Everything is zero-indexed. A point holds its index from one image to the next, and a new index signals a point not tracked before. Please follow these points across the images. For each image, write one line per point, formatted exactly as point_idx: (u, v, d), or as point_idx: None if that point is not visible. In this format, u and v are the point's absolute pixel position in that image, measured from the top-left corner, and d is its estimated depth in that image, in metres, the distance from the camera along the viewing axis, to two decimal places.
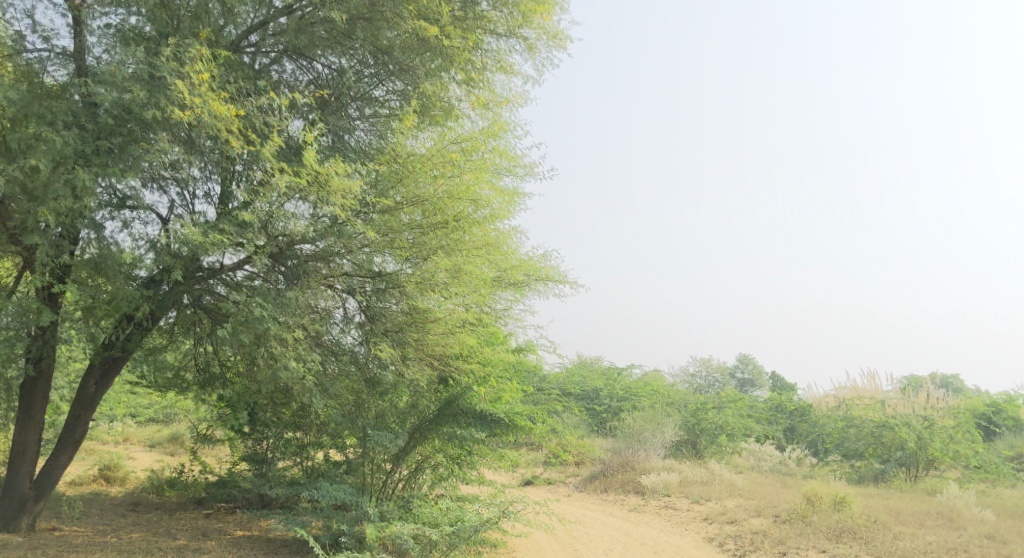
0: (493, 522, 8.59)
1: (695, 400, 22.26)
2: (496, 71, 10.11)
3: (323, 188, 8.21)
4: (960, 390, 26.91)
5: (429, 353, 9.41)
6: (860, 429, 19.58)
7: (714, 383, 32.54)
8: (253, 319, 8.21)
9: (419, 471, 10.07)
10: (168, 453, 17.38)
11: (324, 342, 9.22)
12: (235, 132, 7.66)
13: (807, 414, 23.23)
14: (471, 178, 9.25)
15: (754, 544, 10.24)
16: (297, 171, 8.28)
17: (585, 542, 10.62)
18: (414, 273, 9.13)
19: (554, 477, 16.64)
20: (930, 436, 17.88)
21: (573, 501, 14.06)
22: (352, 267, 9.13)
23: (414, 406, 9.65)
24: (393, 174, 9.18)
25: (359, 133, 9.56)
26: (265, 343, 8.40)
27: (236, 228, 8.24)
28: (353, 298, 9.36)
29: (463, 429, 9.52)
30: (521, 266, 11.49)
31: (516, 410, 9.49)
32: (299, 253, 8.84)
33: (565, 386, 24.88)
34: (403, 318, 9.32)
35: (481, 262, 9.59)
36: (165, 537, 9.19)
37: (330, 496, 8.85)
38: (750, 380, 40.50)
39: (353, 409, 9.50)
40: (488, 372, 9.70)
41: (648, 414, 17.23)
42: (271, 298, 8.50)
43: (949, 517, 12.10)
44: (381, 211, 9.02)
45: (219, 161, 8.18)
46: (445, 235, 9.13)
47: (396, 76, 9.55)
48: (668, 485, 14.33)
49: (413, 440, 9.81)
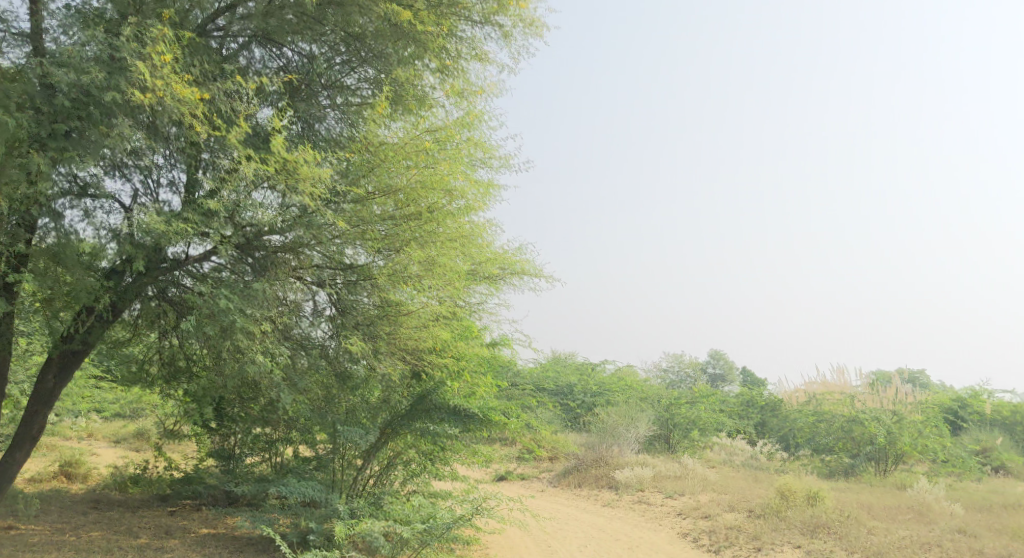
0: (466, 520, 8.43)
1: (668, 395, 22.29)
2: (472, 59, 9.93)
3: (292, 176, 7.97)
4: (925, 386, 27.39)
5: (401, 347, 9.22)
6: (830, 424, 19.65)
7: (686, 378, 32.70)
8: (218, 311, 7.95)
9: (391, 467, 9.83)
10: (133, 449, 16.98)
11: (293, 336, 9.04)
12: (200, 117, 7.45)
13: (779, 408, 23.41)
14: (445, 168, 9.01)
15: (728, 539, 10.19)
16: (265, 159, 8.04)
17: (558, 539, 10.51)
18: (386, 265, 8.95)
19: (528, 472, 16.53)
20: (899, 431, 18.05)
21: (547, 497, 13.95)
22: (323, 259, 8.92)
23: (385, 401, 9.40)
24: (363, 163, 8.97)
25: (330, 121, 9.30)
26: (231, 336, 8.12)
27: (201, 217, 7.98)
28: (323, 291, 9.15)
29: (436, 424, 9.23)
30: (496, 259, 11.37)
31: (490, 405, 9.30)
32: (267, 244, 8.60)
33: (539, 381, 24.81)
34: (374, 311, 9.16)
35: (455, 255, 9.44)
36: (126, 536, 8.91)
37: (298, 492, 8.60)
38: (721, 375, 40.79)
39: (322, 404, 9.33)
40: (462, 367, 9.46)
41: (622, 409, 17.19)
42: (237, 290, 8.23)
43: (920, 511, 12.17)
44: (353, 201, 8.85)
45: (184, 147, 7.91)
46: (418, 227, 8.95)
47: (368, 63, 9.32)
48: (642, 480, 14.28)
49: (384, 436, 9.49)
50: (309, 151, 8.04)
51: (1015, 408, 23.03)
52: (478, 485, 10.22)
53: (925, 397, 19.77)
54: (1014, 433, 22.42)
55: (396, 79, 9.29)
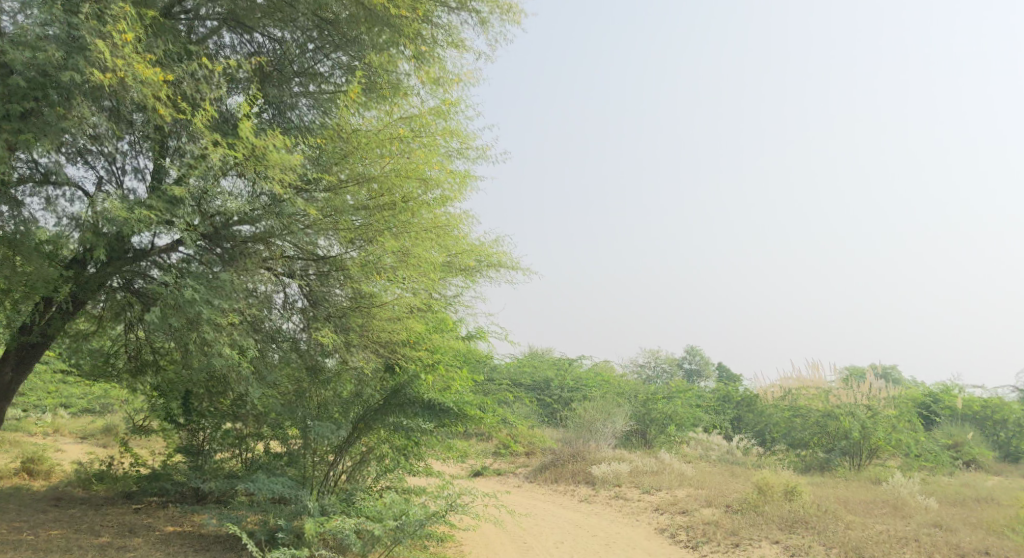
0: (439, 517, 8.25)
1: (645, 390, 22.25)
2: (448, 46, 9.70)
3: (260, 162, 7.70)
4: (898, 381, 27.65)
5: (374, 339, 9.00)
6: (805, 419, 19.63)
7: (663, 374, 32.73)
8: (184, 301, 7.68)
9: (363, 462, 9.59)
10: (100, 445, 16.57)
11: (262, 328, 8.68)
12: (163, 100, 7.21)
13: (754, 404, 23.48)
14: (422, 157, 8.82)
15: (705, 535, 10.09)
16: (232, 144, 7.77)
17: (535, 535, 10.37)
18: (359, 257, 8.74)
19: (504, 468, 16.37)
20: (873, 426, 18.13)
21: (523, 493, 13.80)
22: (295, 250, 8.70)
23: (358, 394, 9.22)
24: (335, 150, 8.75)
25: (303, 109, 9.05)
26: (197, 328, 7.86)
27: (165, 204, 7.70)
28: (294, 283, 8.90)
29: (410, 419, 9.04)
30: (473, 252, 11.19)
31: (466, 399, 9.09)
32: (236, 234, 8.34)
33: (516, 377, 24.66)
34: (347, 303, 8.94)
35: (431, 245, 9.22)
36: (87, 535, 8.61)
37: (266, 488, 8.36)
38: (697, 370, 40.92)
39: (293, 399, 9.12)
40: (437, 359, 9.20)
41: (599, 404, 17.09)
42: (203, 280, 7.96)
43: (895, 505, 12.19)
44: (326, 190, 8.62)
45: (148, 132, 7.63)
46: (393, 217, 8.71)
47: (341, 49, 9.07)
48: (619, 475, 14.18)
49: (357, 431, 9.24)
50: (278, 137, 7.78)
51: (986, 402, 23.28)
52: (453, 481, 10.04)
53: (899, 392, 19.89)
54: (985, 428, 22.67)
55: (370, 65, 9.05)
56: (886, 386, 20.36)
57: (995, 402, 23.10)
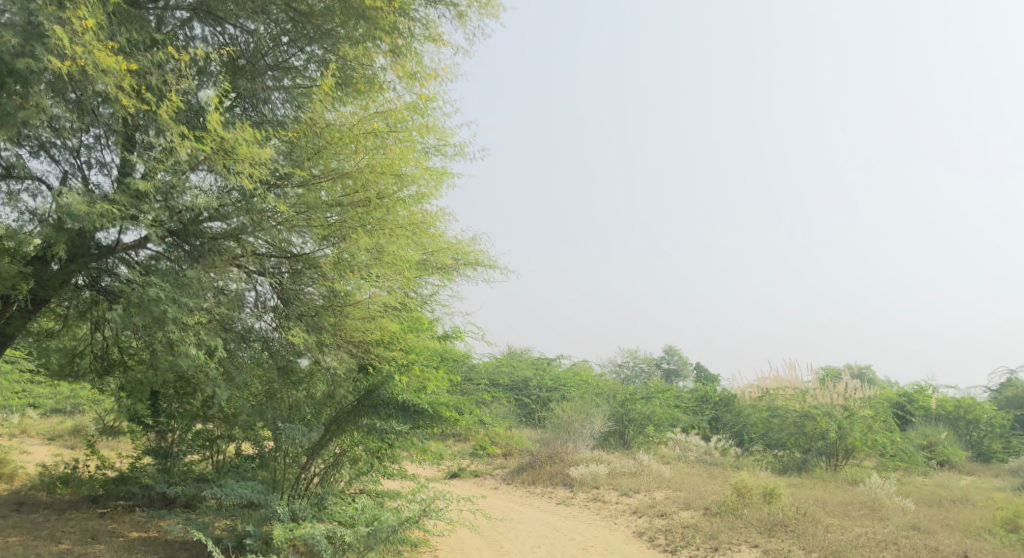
0: (412, 522, 8.07)
1: (624, 390, 22.12)
2: (425, 41, 9.52)
3: (228, 155, 7.44)
4: (874, 381, 27.82)
5: (348, 339, 8.80)
6: (783, 420, 19.54)
7: (641, 374, 32.70)
8: (148, 300, 7.42)
9: (336, 465, 9.37)
10: (67, 447, 16.15)
11: (232, 327, 8.39)
12: (127, 90, 6.96)
13: (732, 404, 23.49)
14: (398, 152, 8.64)
15: (684, 538, 9.98)
16: (199, 136, 7.51)
17: (511, 539, 10.21)
18: (333, 255, 8.53)
19: (481, 469, 16.19)
20: (850, 426, 18.18)
21: (500, 496, 13.62)
22: (267, 247, 8.47)
23: (331, 396, 8.92)
24: (309, 144, 8.43)
25: (276, 102, 8.79)
26: (162, 328, 7.59)
27: (129, 199, 7.41)
28: (265, 280, 8.64)
29: (383, 421, 8.83)
30: (450, 249, 11.00)
31: (441, 400, 8.93)
32: (205, 230, 8.08)
33: (494, 377, 24.48)
34: (320, 302, 8.72)
35: (406, 243, 9.01)
36: (47, 541, 8.33)
37: (235, 494, 8.13)
38: (675, 370, 40.96)
39: (264, 400, 8.89)
40: (412, 360, 9.05)
41: (578, 404, 16.97)
42: (169, 278, 7.70)
43: (873, 506, 12.18)
44: (299, 185, 8.36)
45: (109, 121, 7.34)
46: (367, 214, 8.55)
47: (315, 42, 8.82)
48: (597, 477, 14.06)
49: (329, 433, 9.03)
50: (247, 130, 7.52)
51: (959, 402, 23.48)
52: (428, 484, 9.84)
53: (875, 392, 19.98)
54: (958, 428, 22.86)
55: (345, 57, 8.82)
56: (863, 386, 20.16)
57: (968, 403, 23.29)
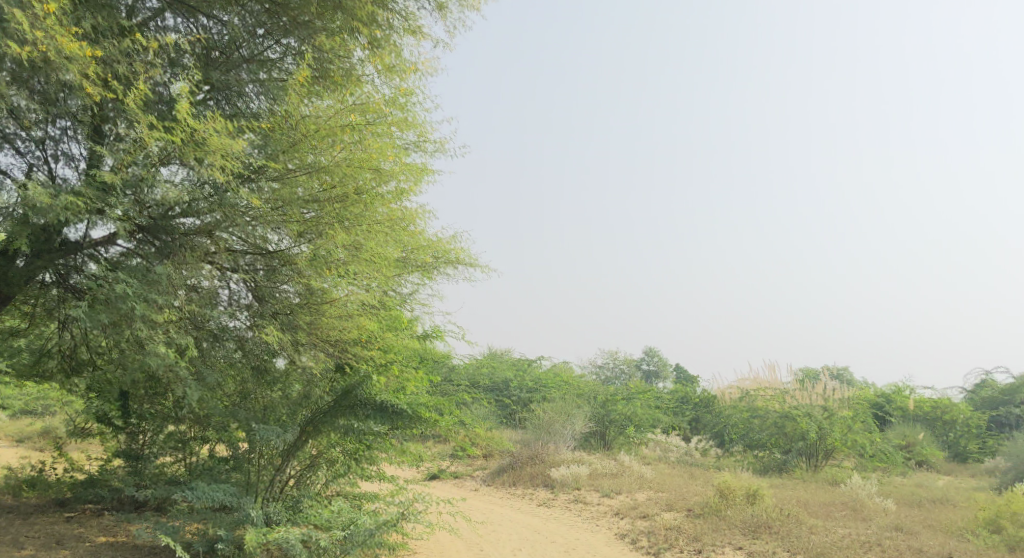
0: (391, 525, 7.94)
1: (605, 391, 22.01)
2: (405, 34, 9.30)
3: (200, 147, 7.18)
4: (852, 382, 27.97)
5: (324, 338, 8.57)
6: (764, 420, 19.61)
7: (621, 375, 32.66)
8: (115, 297, 7.16)
9: (313, 466, 9.04)
10: (35, 449, 15.72)
11: (205, 326, 8.15)
12: (92, 78, 6.67)
13: (712, 405, 23.48)
14: (376, 145, 8.43)
15: (668, 541, 9.83)
16: (168, 127, 7.24)
17: (491, 542, 10.04)
18: (309, 251, 8.30)
19: (461, 470, 15.99)
20: (830, 427, 18.19)
21: (480, 497, 13.44)
22: (238, 242, 8.24)
23: (306, 396, 8.63)
24: (286, 138, 8.15)
25: (252, 96, 8.50)
26: (130, 326, 7.32)
27: (96, 192, 7.12)
28: (238, 277, 8.40)
29: (361, 422, 8.40)
30: (430, 247, 10.82)
31: (421, 401, 8.51)
32: (176, 225, 7.82)
33: (475, 378, 24.30)
34: (296, 300, 8.48)
35: (385, 241, 8.87)
36: (9, 547, 8.03)
37: (206, 497, 7.86)
38: (655, 371, 41.00)
39: (236, 400, 8.67)
40: (390, 359, 8.72)
41: (559, 405, 16.84)
42: (138, 274, 7.44)
43: (854, 507, 12.13)
44: (274, 179, 8.14)
45: (75, 111, 7.06)
46: (345, 210, 8.32)
47: (291, 34, 8.57)
48: (578, 478, 13.92)
49: (304, 436, 8.57)
50: (220, 122, 7.27)
51: (936, 403, 23.62)
52: (406, 486, 9.63)
53: (854, 392, 20.02)
54: (935, 428, 22.99)
55: (321, 48, 8.60)
56: (841, 386, 20.33)
57: (944, 404, 23.47)
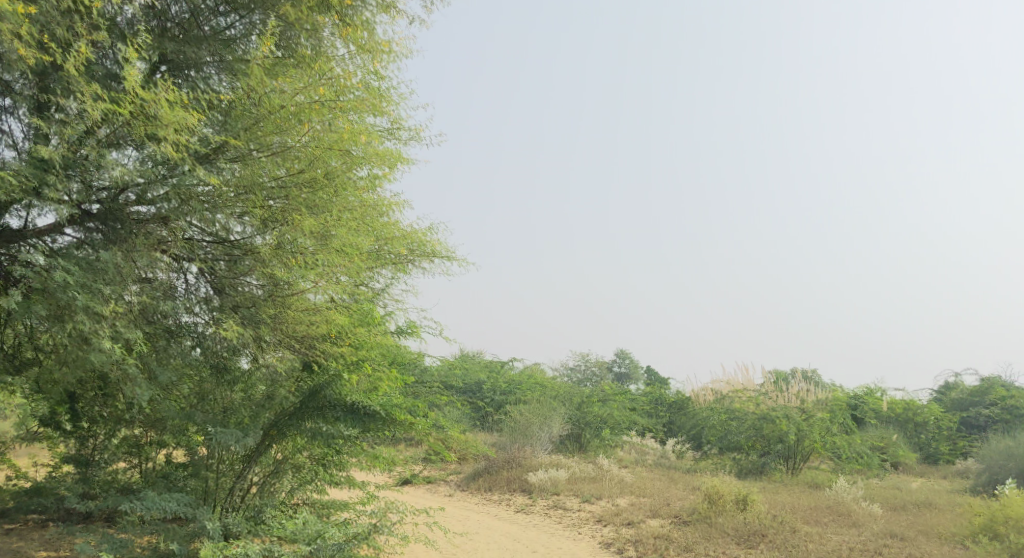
0: (362, 539, 7.32)
1: (580, 392, 21.51)
2: (379, 10, 8.58)
3: (151, 121, 6.41)
4: (825, 383, 27.85)
5: (290, 334, 7.92)
6: (741, 423, 19.19)
7: (593, 376, 32.23)
8: (55, 286, 6.45)
9: (276, 475, 8.29)
10: None
11: (160, 320, 7.48)
12: (26, 39, 5.83)
13: (687, 406, 23.14)
14: (347, 128, 7.75)
15: (656, 550, 9.34)
16: (115, 97, 6.43)
17: (469, 553, 9.48)
18: (272, 240, 7.64)
19: (434, 475, 15.37)
20: (809, 428, 17.73)
21: (455, 505, 12.87)
22: (194, 229, 7.58)
23: (270, 398, 7.98)
24: (248, 113, 7.46)
25: (214, 72, 7.74)
26: (69, 319, 6.57)
27: (34, 170, 6.26)
28: (196, 269, 7.73)
29: (330, 424, 7.75)
30: (404, 239, 10.25)
31: (395, 402, 7.85)
32: (128, 211, 7.15)
33: (447, 378, 23.62)
34: (259, 293, 7.82)
35: (357, 232, 8.31)
36: None
37: (157, 508, 7.15)
38: (626, 373, 40.68)
39: (194, 402, 7.88)
40: (362, 356, 8.05)
41: (535, 406, 16.31)
42: (81, 263, 6.74)
43: (842, 512, 11.77)
44: (234, 158, 7.42)
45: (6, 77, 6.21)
46: (313, 195, 7.73)
47: (257, 10, 7.88)
48: (556, 483, 13.37)
49: (268, 439, 7.91)
50: (172, 91, 6.52)
51: (907, 405, 23.35)
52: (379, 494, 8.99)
53: (829, 395, 19.54)
54: (907, 429, 22.79)
55: (288, 22, 7.89)
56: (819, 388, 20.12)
57: (918, 404, 23.37)
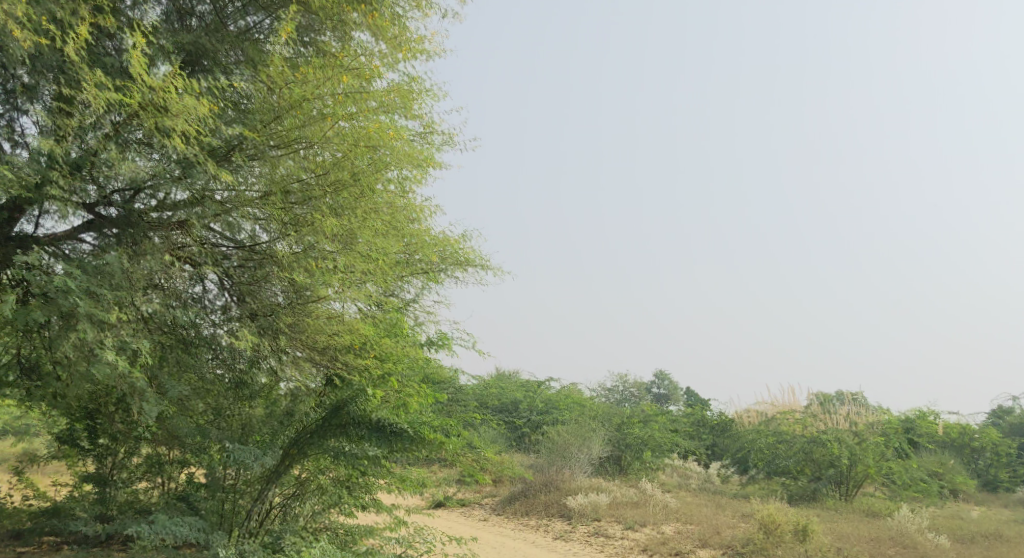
0: None
1: (620, 412, 20.72)
2: (411, 6, 8.12)
3: (161, 112, 5.89)
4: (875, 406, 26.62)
5: (310, 343, 7.40)
6: (790, 446, 18.17)
7: (632, 397, 31.33)
8: (57, 290, 5.85)
9: (297, 498, 7.77)
10: None
11: (179, 330, 6.99)
12: (21, 20, 5.32)
13: (731, 428, 22.22)
14: (376, 124, 7.21)
15: None
16: (121, 86, 5.95)
17: None
18: (292, 250, 7.10)
19: (469, 498, 14.75)
20: (863, 452, 16.67)
21: (490, 530, 12.21)
22: (211, 233, 7.14)
23: (289, 414, 7.43)
24: (268, 107, 7.02)
25: (235, 67, 7.22)
26: (73, 327, 5.93)
27: (36, 165, 5.77)
28: (215, 275, 7.16)
29: (354, 444, 7.19)
30: (435, 247, 9.73)
31: (424, 420, 7.24)
32: (144, 216, 6.66)
33: (483, 398, 23.04)
34: (281, 301, 7.27)
35: (385, 238, 7.80)
36: None
37: (167, 533, 6.60)
38: (665, 395, 39.73)
39: (210, 418, 7.34)
40: (390, 371, 7.40)
41: (573, 426, 15.61)
42: (86, 266, 6.21)
43: (908, 545, 10.82)
44: (252, 157, 6.97)
45: (5, 66, 5.74)
46: (339, 197, 7.14)
47: (272, 9, 7.36)
48: (597, 508, 12.61)
49: (288, 460, 7.35)
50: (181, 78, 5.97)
51: (964, 428, 21.99)
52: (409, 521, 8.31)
53: (883, 417, 18.46)
54: (964, 455, 21.37)
55: (312, 11, 7.42)
56: (872, 410, 19.04)
57: (977, 429, 22.09)
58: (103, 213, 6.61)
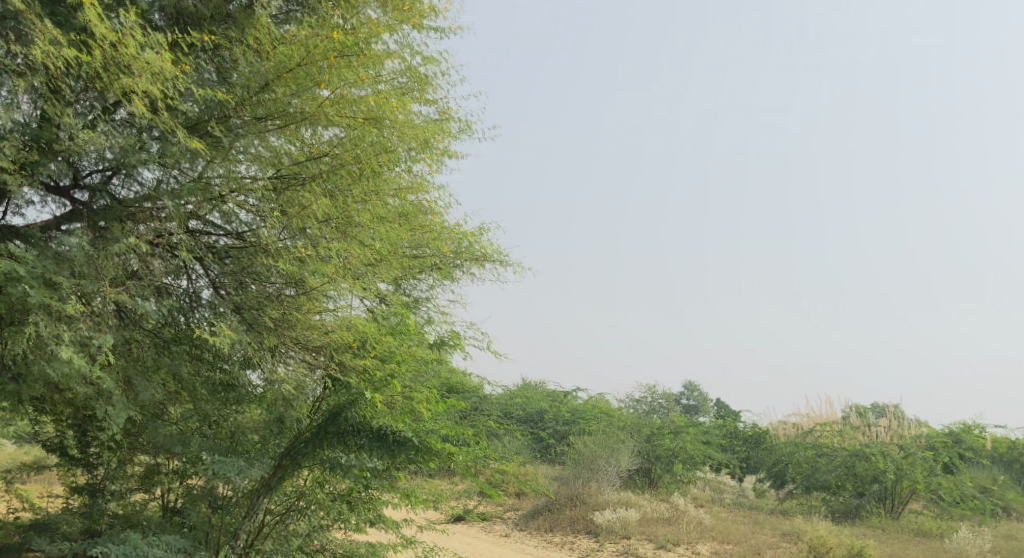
0: None
1: (649, 422, 19.73)
2: None
3: (124, 75, 5.23)
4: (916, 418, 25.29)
5: (307, 343, 6.67)
6: (831, 459, 17.04)
7: (661, 408, 30.14)
8: (8, 278, 5.20)
9: (292, 514, 6.98)
10: None
11: (161, 326, 6.38)
12: None
13: (766, 440, 21.12)
14: (383, 97, 6.45)
15: None
16: (79, 45, 5.30)
17: None
18: (287, 244, 6.37)
19: (490, 512, 13.89)
20: (910, 467, 15.44)
21: (511, 549, 11.33)
22: (202, 222, 6.47)
23: (279, 421, 6.64)
24: (254, 73, 6.23)
25: (224, 34, 6.55)
26: (27, 321, 5.26)
27: None
28: (200, 264, 6.48)
29: (351, 456, 6.35)
30: (447, 240, 8.99)
31: (432, 429, 6.40)
32: (122, 199, 6.06)
33: (507, 408, 22.20)
34: (273, 293, 6.60)
35: (392, 229, 7.11)
36: None
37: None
38: (694, 406, 38.52)
39: (197, 424, 6.73)
40: (394, 373, 6.55)
41: (599, 437, 14.72)
42: (48, 255, 5.58)
43: None
44: (238, 133, 6.23)
45: None
46: (341, 183, 6.46)
47: None
48: (626, 524, 11.69)
49: (279, 472, 6.55)
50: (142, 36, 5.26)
51: (1013, 443, 20.65)
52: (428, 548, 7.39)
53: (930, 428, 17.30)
54: (1014, 470, 20.08)
55: None
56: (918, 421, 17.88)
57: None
58: (84, 199, 6.03)
